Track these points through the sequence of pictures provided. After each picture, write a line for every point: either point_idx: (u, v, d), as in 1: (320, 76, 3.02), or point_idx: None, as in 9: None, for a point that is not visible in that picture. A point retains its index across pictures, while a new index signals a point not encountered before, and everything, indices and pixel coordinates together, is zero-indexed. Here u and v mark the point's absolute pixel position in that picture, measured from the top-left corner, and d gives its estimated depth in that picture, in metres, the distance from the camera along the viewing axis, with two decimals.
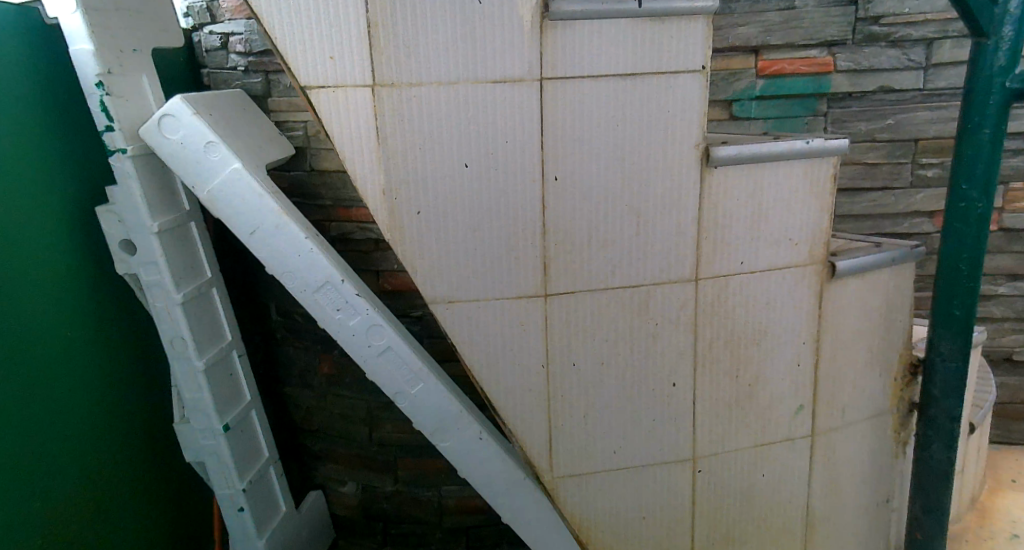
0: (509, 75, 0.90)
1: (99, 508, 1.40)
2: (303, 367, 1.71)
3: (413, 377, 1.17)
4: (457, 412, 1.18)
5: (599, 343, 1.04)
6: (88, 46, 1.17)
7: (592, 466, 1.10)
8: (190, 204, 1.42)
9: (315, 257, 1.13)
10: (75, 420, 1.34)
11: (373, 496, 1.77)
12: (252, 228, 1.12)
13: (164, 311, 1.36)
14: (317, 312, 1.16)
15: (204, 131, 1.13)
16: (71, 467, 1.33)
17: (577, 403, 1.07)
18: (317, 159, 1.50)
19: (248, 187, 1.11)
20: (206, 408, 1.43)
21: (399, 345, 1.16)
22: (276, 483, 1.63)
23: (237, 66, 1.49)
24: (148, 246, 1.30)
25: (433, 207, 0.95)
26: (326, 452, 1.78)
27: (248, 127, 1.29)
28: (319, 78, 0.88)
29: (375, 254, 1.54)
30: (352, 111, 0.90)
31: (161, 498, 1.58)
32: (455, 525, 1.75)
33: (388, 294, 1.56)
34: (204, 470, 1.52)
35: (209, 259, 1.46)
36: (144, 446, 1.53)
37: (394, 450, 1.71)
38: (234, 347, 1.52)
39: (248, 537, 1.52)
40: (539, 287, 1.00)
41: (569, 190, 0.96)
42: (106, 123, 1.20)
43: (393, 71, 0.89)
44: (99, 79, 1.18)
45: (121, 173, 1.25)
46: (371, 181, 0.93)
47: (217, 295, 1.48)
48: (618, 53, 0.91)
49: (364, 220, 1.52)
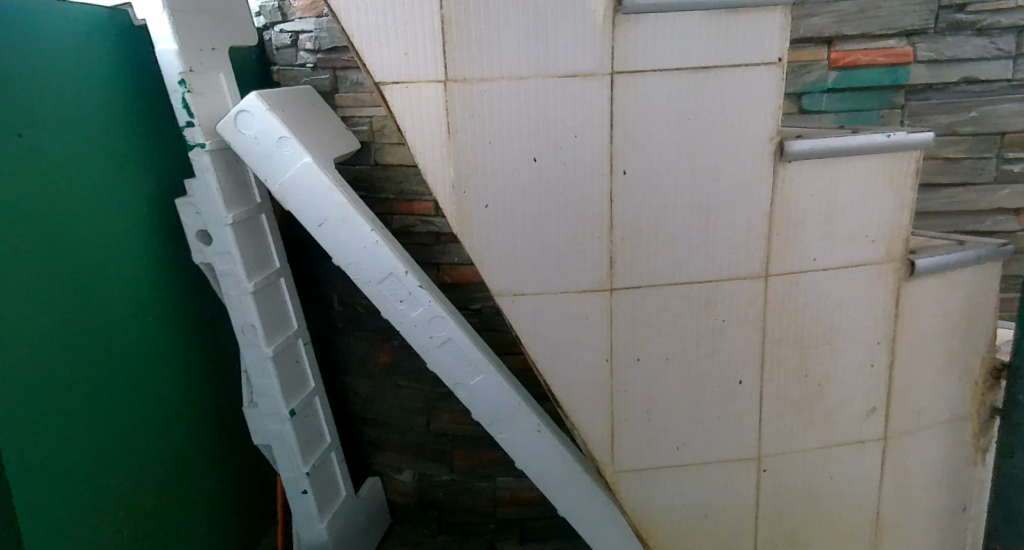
0: (579, 69, 0.90)
1: (173, 489, 1.47)
2: (362, 356, 1.75)
3: (473, 368, 1.28)
4: (515, 405, 1.29)
5: (664, 339, 1.04)
6: (172, 45, 1.23)
7: (655, 461, 1.10)
8: (261, 197, 1.48)
9: (379, 250, 1.24)
10: (153, 401, 1.41)
11: (429, 485, 1.80)
12: (320, 220, 1.24)
13: (238, 299, 1.42)
14: (382, 302, 1.28)
15: (276, 126, 1.22)
16: (148, 453, 1.39)
17: (641, 399, 1.07)
18: (382, 154, 1.53)
19: (317, 179, 1.21)
20: (273, 393, 1.49)
21: (458, 336, 1.27)
22: (337, 468, 1.68)
23: (306, 62, 1.52)
24: (222, 237, 1.36)
25: (500, 201, 0.96)
26: (383, 440, 1.82)
27: (318, 123, 1.35)
28: (393, 73, 0.91)
29: (435, 247, 1.56)
30: (424, 107, 0.92)
31: (225, 484, 1.65)
32: (509, 516, 1.78)
33: (448, 287, 1.58)
34: (270, 453, 1.57)
35: (277, 249, 1.53)
36: (213, 431, 1.60)
37: (450, 440, 1.74)
38: (299, 335, 1.58)
39: (310, 520, 1.57)
40: (605, 280, 1.00)
41: (639, 184, 0.96)
42: (188, 119, 1.27)
43: (464, 65, 0.90)
44: (181, 77, 1.24)
45: (199, 167, 1.31)
46: (441, 173, 0.95)
47: (284, 284, 1.54)
48: (692, 46, 0.89)
49: (426, 214, 1.54)
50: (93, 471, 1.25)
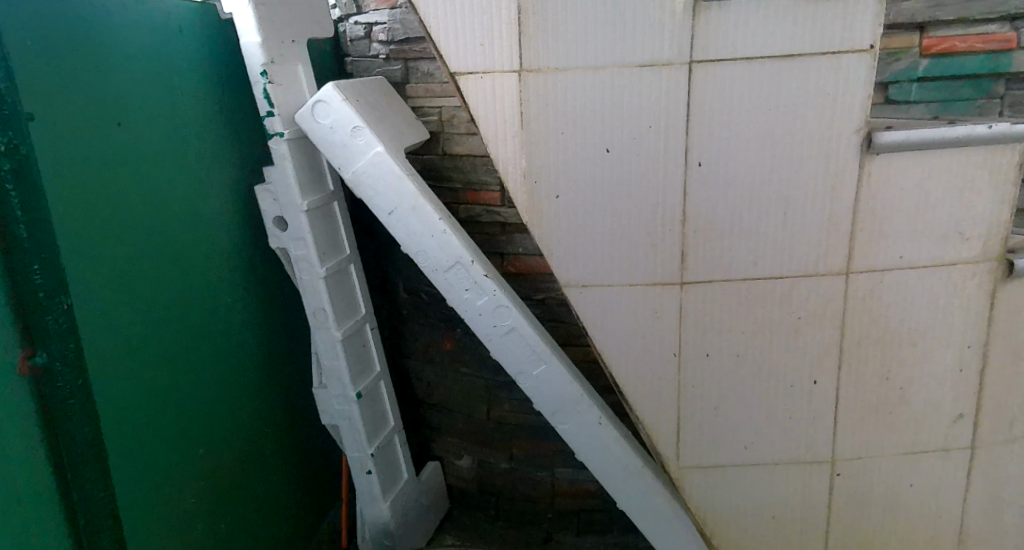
0: (657, 58, 0.88)
1: (249, 463, 1.53)
2: (426, 343, 1.78)
3: (535, 358, 1.30)
4: (578, 396, 1.31)
5: (735, 335, 1.02)
6: (256, 38, 1.28)
7: (722, 459, 1.08)
8: (334, 184, 1.53)
9: (446, 238, 1.27)
10: (233, 378, 1.47)
11: (488, 472, 1.83)
12: (391, 208, 1.27)
13: (310, 284, 1.47)
14: (447, 290, 1.31)
15: (351, 116, 1.26)
16: (229, 428, 1.45)
17: (709, 395, 1.05)
18: (450, 144, 1.53)
19: (389, 168, 1.25)
20: (342, 375, 1.54)
21: (523, 326, 1.30)
22: (400, 451, 1.72)
23: (379, 53, 1.54)
24: (297, 224, 1.41)
25: (572, 191, 0.96)
26: (444, 425, 1.85)
27: (391, 113, 1.38)
28: (469, 63, 0.92)
29: (500, 237, 1.57)
30: (498, 97, 0.93)
31: (294, 461, 1.71)
32: (567, 507, 1.79)
33: (512, 277, 1.59)
34: (337, 433, 1.63)
35: (348, 236, 1.57)
36: (284, 409, 1.66)
37: (510, 429, 1.76)
38: (367, 320, 1.63)
39: (374, 500, 1.62)
40: (676, 273, 0.99)
41: (715, 177, 0.94)
42: (269, 109, 1.31)
43: (540, 55, 0.90)
44: (263, 68, 1.29)
45: (278, 155, 1.36)
46: (513, 163, 0.96)
47: (353, 270, 1.59)
48: (778, 33, 0.87)
49: (492, 204, 1.55)
50: (185, 446, 1.31)
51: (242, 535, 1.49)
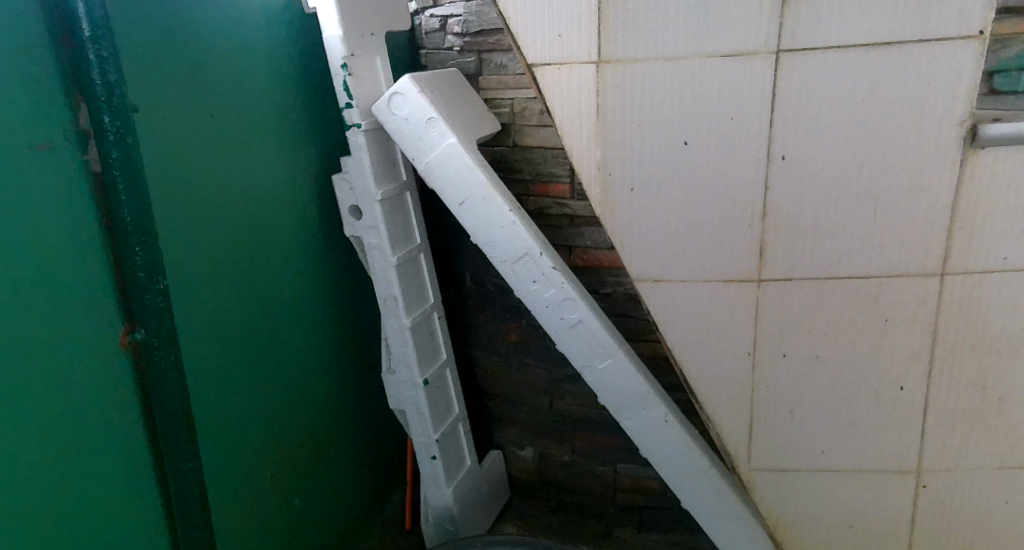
0: (741, 48, 0.86)
1: (321, 443, 1.58)
2: (491, 333, 1.80)
3: (602, 351, 1.30)
4: (644, 392, 1.30)
5: (815, 336, 0.98)
6: (338, 31, 1.32)
7: (796, 463, 1.05)
8: (407, 175, 1.56)
9: (516, 230, 1.28)
10: (308, 360, 1.52)
11: (549, 463, 1.84)
12: (462, 199, 1.29)
13: (382, 272, 1.51)
14: (516, 281, 1.32)
15: (426, 107, 1.28)
16: (303, 408, 1.51)
17: (785, 397, 1.02)
18: (521, 135, 1.53)
19: (461, 159, 1.27)
20: (410, 361, 1.58)
21: (589, 319, 1.29)
22: (464, 438, 1.75)
23: (453, 46, 1.55)
24: (371, 212, 1.45)
25: (648, 184, 0.95)
26: (507, 415, 1.87)
27: (464, 104, 1.40)
28: (546, 55, 0.92)
29: (569, 230, 1.56)
30: (575, 88, 0.92)
31: (362, 443, 1.76)
32: (628, 502, 1.79)
33: (579, 270, 1.59)
34: (404, 417, 1.67)
35: (419, 225, 1.61)
36: (354, 392, 1.72)
37: (573, 422, 1.76)
38: (435, 308, 1.66)
39: (438, 485, 1.65)
40: (753, 270, 0.96)
41: (799, 171, 0.90)
42: (348, 100, 1.36)
43: (618, 46, 0.89)
44: (344, 61, 1.33)
45: (355, 146, 1.40)
46: (587, 155, 0.95)
47: (423, 259, 1.62)
48: (875, 19, 0.82)
49: (561, 196, 1.54)
50: (263, 425, 1.37)
51: (313, 513, 1.55)
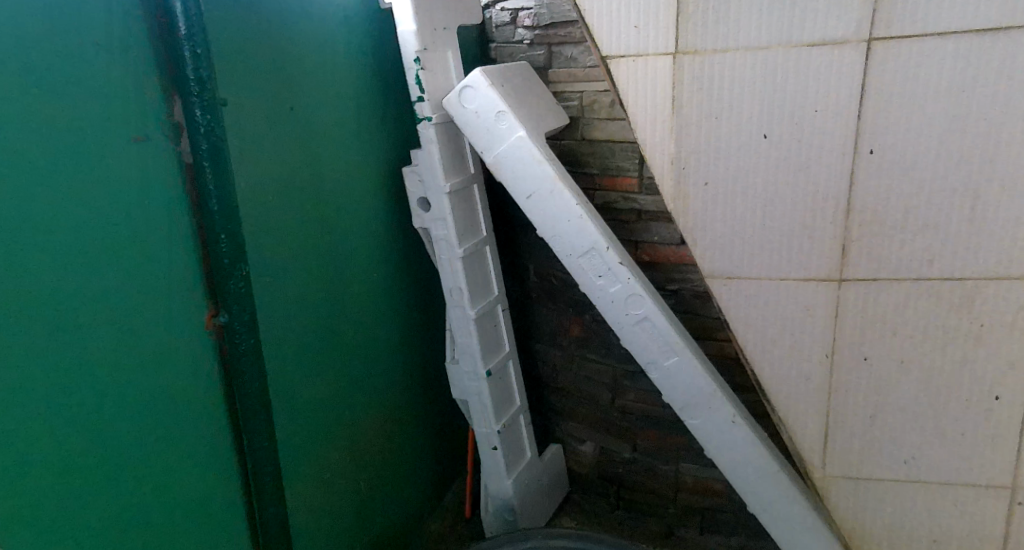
0: (830, 36, 0.82)
1: (386, 429, 1.62)
2: (553, 327, 1.79)
3: (668, 349, 1.28)
4: (711, 392, 1.27)
5: (900, 339, 0.93)
6: (412, 26, 1.34)
7: (875, 471, 1.01)
8: (474, 167, 1.57)
9: (583, 224, 1.27)
10: (375, 348, 1.56)
11: (610, 460, 1.83)
12: (530, 192, 1.30)
13: (449, 263, 1.53)
14: (581, 276, 1.31)
15: (496, 101, 1.28)
16: (370, 394, 1.55)
17: (864, 402, 0.98)
18: (589, 129, 1.52)
19: (530, 152, 1.27)
20: (474, 352, 1.60)
21: (656, 316, 1.28)
22: (525, 431, 1.76)
23: (523, 39, 1.55)
24: (440, 205, 1.48)
25: (723, 179, 0.92)
26: (568, 410, 1.86)
27: (534, 97, 1.40)
28: (621, 47, 0.91)
29: (635, 225, 1.54)
30: (650, 81, 0.91)
31: (425, 431, 1.80)
32: (691, 504, 1.75)
33: (645, 265, 1.56)
34: (466, 407, 1.69)
35: (485, 218, 1.62)
36: (418, 381, 1.75)
37: (635, 419, 1.74)
38: (499, 301, 1.67)
39: (498, 475, 1.66)
40: (834, 269, 0.92)
41: (887, 165, 0.86)
42: (420, 94, 1.38)
43: (698, 37, 0.87)
44: (417, 55, 1.35)
45: (425, 139, 1.42)
46: (661, 149, 0.94)
47: (488, 252, 1.63)
48: (986, 2, 0.77)
49: (629, 190, 1.52)
50: (332, 409, 1.42)
51: (377, 497, 1.60)
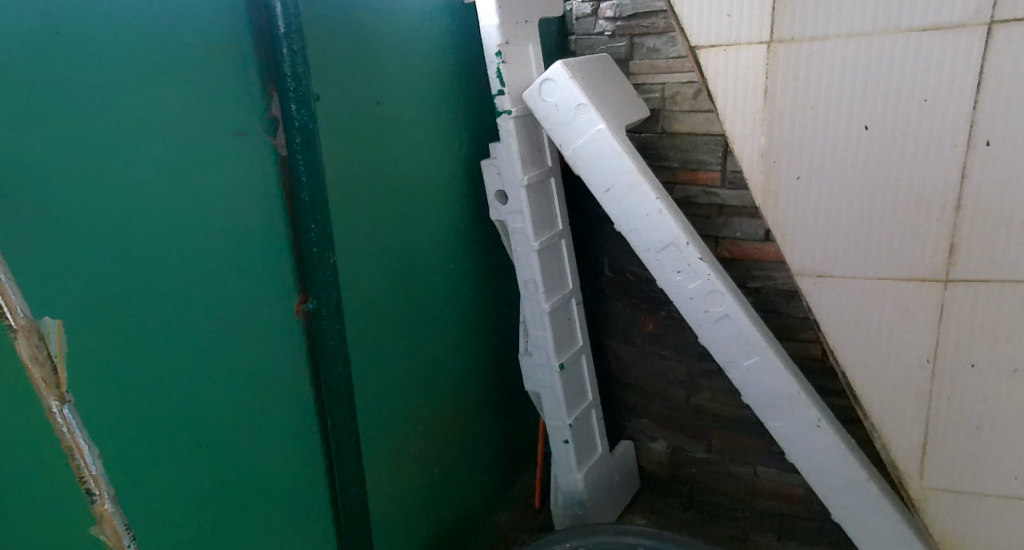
0: (943, 21, 0.86)
1: (458, 417, 1.65)
2: (626, 322, 1.77)
3: (749, 348, 1.24)
4: (795, 394, 1.23)
5: (1006, 345, 0.98)
6: (495, 20, 1.35)
7: (970, 470, 1.07)
8: (552, 161, 1.57)
9: (663, 218, 1.25)
10: (450, 337, 1.59)
11: (683, 459, 1.80)
12: (608, 186, 1.29)
13: (524, 256, 1.54)
14: (659, 271, 1.29)
15: (577, 93, 1.27)
16: (444, 383, 1.58)
17: (966, 403, 1.03)
18: (670, 121, 1.48)
19: (610, 145, 1.25)
20: (547, 345, 1.60)
21: (737, 313, 1.24)
22: (596, 426, 1.75)
23: (604, 31, 1.53)
24: (517, 198, 1.48)
25: (815, 169, 0.99)
26: (640, 407, 1.84)
27: (614, 90, 1.38)
28: (711, 38, 0.99)
29: (716, 220, 1.49)
30: (742, 70, 0.98)
31: (495, 421, 1.82)
32: (768, 509, 1.70)
33: (725, 262, 1.52)
34: (538, 400, 1.70)
35: (561, 211, 1.62)
36: (490, 371, 1.77)
37: (710, 420, 1.70)
38: (573, 294, 1.67)
39: (568, 469, 1.66)
40: (940, 270, 0.97)
41: (997, 162, 0.89)
42: (500, 87, 1.39)
43: (794, 27, 0.93)
44: (499, 49, 1.36)
45: (504, 132, 1.43)
46: (752, 139, 1.02)
47: (564, 245, 1.63)
48: None
49: (710, 185, 1.48)
50: (410, 396, 1.46)
51: (448, 483, 1.63)
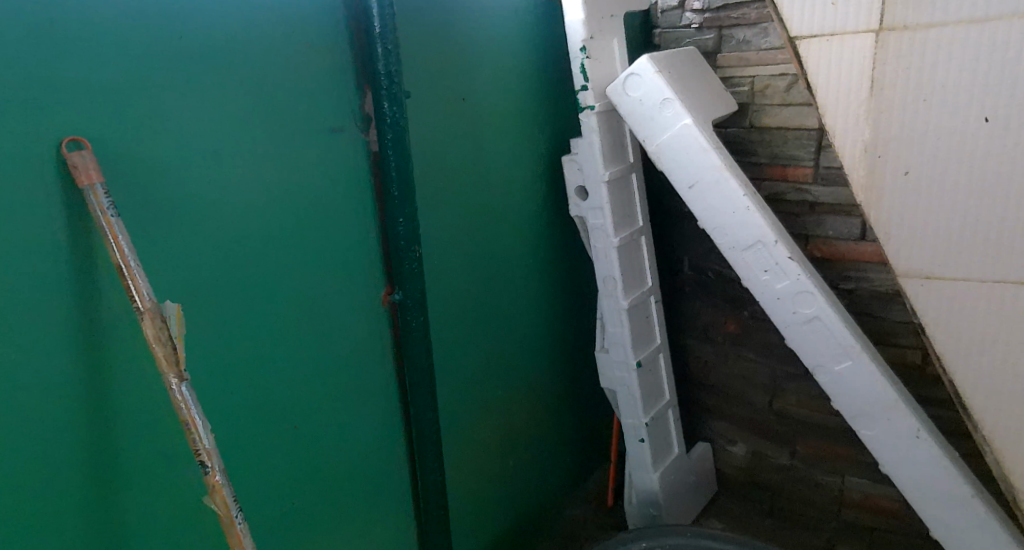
0: None
1: (534, 412, 1.66)
2: (706, 322, 1.73)
3: (841, 352, 1.19)
4: (891, 402, 1.17)
5: None
6: (580, 15, 1.35)
7: None
8: (634, 156, 1.56)
9: (750, 215, 1.21)
10: (528, 332, 1.60)
11: (765, 465, 1.75)
12: (693, 181, 1.26)
13: (603, 252, 1.53)
14: (745, 270, 1.26)
15: (662, 88, 1.25)
16: (521, 377, 1.60)
17: None
18: (759, 116, 1.44)
19: (695, 140, 1.23)
20: (624, 342, 1.58)
21: (828, 315, 1.19)
22: (672, 426, 1.72)
23: (691, 23, 1.49)
24: (597, 194, 1.48)
25: (925, 166, 0.87)
26: (718, 409, 1.79)
27: (701, 84, 1.35)
28: (813, 27, 0.89)
29: (807, 218, 1.44)
30: (844, 62, 0.88)
31: (569, 417, 1.82)
32: (856, 521, 1.65)
33: (816, 263, 1.46)
34: (613, 397, 1.69)
35: (641, 208, 1.60)
36: (565, 367, 1.77)
37: (794, 424, 1.67)
38: (651, 292, 1.65)
39: (643, 468, 1.64)
40: None
41: None
42: (584, 83, 1.38)
43: (906, 12, 0.81)
44: (583, 44, 1.36)
45: (586, 127, 1.43)
46: (853, 136, 0.91)
47: (643, 242, 1.61)
48: None
49: (801, 181, 1.43)
50: (488, 388, 1.49)
51: (522, 475, 1.65)
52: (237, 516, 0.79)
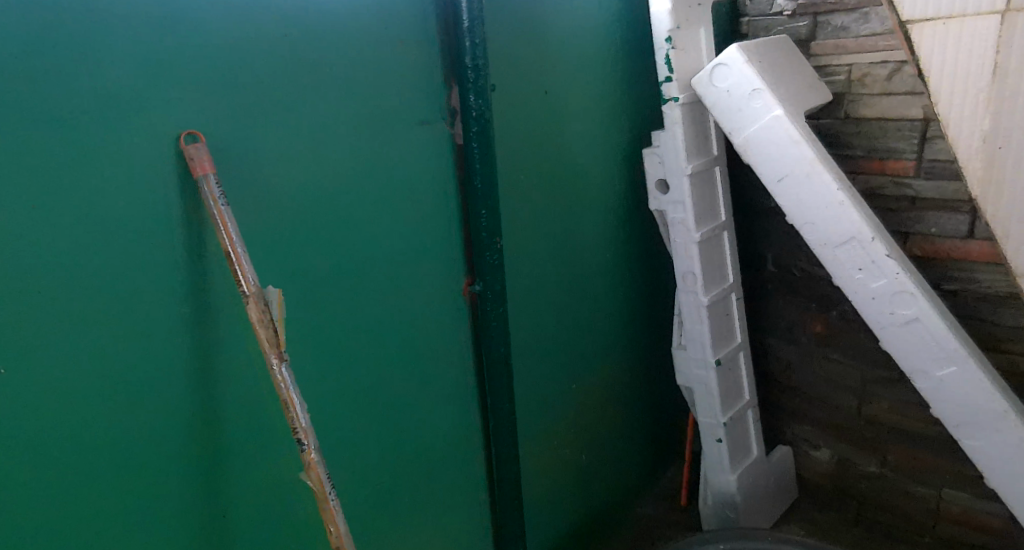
0: None
1: (608, 407, 1.65)
2: (791, 322, 1.66)
3: (944, 356, 1.13)
4: (1000, 412, 1.10)
5: None
6: (666, 5, 1.32)
7: None
8: (718, 149, 1.51)
9: (845, 211, 1.15)
10: (604, 327, 1.59)
11: (851, 472, 1.67)
12: (783, 174, 1.21)
13: (684, 247, 1.50)
14: (837, 268, 1.20)
15: (752, 78, 1.20)
16: (596, 371, 1.59)
17: None
18: (856, 106, 1.37)
19: (787, 132, 1.18)
20: (703, 340, 1.54)
21: (930, 317, 1.12)
22: (751, 427, 1.67)
23: (782, 10, 1.43)
24: (679, 187, 1.44)
25: None
26: (801, 412, 1.72)
27: (794, 73, 1.29)
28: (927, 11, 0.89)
29: (907, 213, 1.36)
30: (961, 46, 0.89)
31: (643, 414, 1.79)
32: (954, 536, 1.56)
33: (915, 261, 1.38)
34: (690, 396, 1.65)
35: (724, 202, 1.55)
36: (640, 363, 1.75)
37: (886, 431, 1.58)
38: (733, 289, 1.60)
39: (720, 469, 1.60)
40: None
41: None
42: (668, 74, 1.35)
43: None
44: (669, 34, 1.33)
45: (670, 119, 1.40)
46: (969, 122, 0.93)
47: (725, 237, 1.56)
48: None
49: (901, 175, 1.35)
50: (564, 381, 1.49)
51: (595, 470, 1.64)
52: (330, 492, 0.83)
